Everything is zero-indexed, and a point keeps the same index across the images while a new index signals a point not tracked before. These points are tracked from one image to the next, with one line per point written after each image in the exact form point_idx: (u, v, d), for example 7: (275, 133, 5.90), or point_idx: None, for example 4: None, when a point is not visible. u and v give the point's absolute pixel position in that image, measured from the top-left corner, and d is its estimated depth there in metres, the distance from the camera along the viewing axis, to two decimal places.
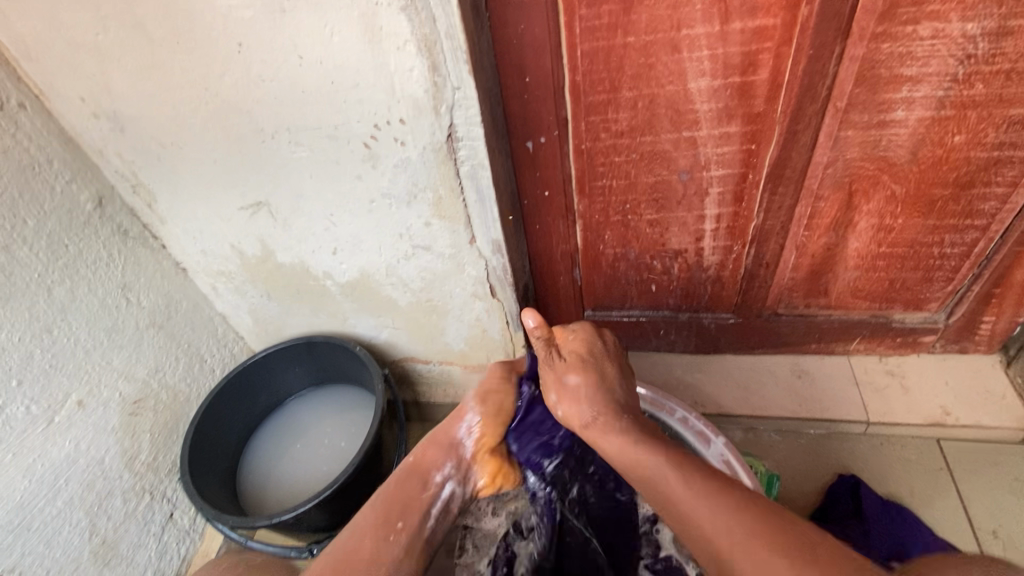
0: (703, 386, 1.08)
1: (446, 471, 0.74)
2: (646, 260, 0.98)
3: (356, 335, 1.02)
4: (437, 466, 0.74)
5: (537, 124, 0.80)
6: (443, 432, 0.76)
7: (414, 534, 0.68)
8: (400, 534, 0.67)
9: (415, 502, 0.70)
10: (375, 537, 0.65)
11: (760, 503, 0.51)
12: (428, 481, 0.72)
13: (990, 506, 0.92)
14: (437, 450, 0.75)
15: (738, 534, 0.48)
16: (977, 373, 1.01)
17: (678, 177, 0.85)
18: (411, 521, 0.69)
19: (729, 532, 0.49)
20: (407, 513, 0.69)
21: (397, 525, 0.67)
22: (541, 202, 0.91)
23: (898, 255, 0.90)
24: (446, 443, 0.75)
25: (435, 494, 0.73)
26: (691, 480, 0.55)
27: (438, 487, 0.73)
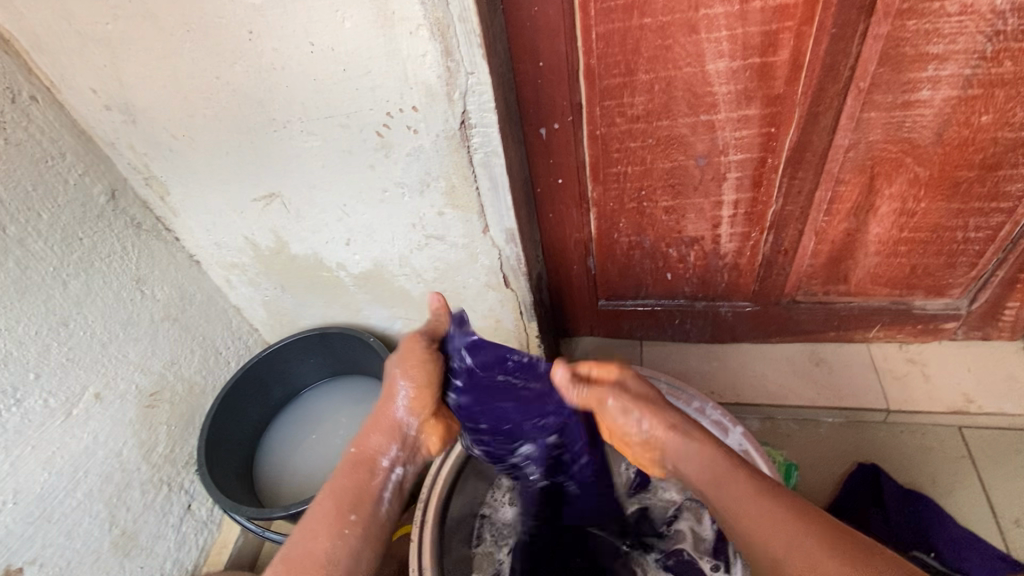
0: (719, 375, 1.07)
1: (392, 453, 0.64)
2: (661, 248, 0.96)
3: (369, 326, 1.02)
4: (381, 449, 0.64)
5: (551, 109, 0.79)
6: (379, 413, 0.67)
7: (375, 523, 0.59)
8: (355, 528, 0.58)
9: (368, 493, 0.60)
10: (327, 532, 0.56)
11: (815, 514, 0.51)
12: (376, 468, 0.63)
13: (1015, 495, 0.90)
14: (377, 432, 0.65)
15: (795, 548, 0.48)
16: (1001, 360, 0.99)
17: (694, 162, 0.83)
18: (366, 511, 0.59)
19: (783, 542, 0.49)
20: (361, 502, 0.60)
21: (351, 517, 0.58)
22: (555, 190, 0.89)
23: (920, 241, 0.88)
24: (389, 426, 0.66)
25: (387, 477, 0.63)
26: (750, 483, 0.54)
27: (387, 472, 0.63)
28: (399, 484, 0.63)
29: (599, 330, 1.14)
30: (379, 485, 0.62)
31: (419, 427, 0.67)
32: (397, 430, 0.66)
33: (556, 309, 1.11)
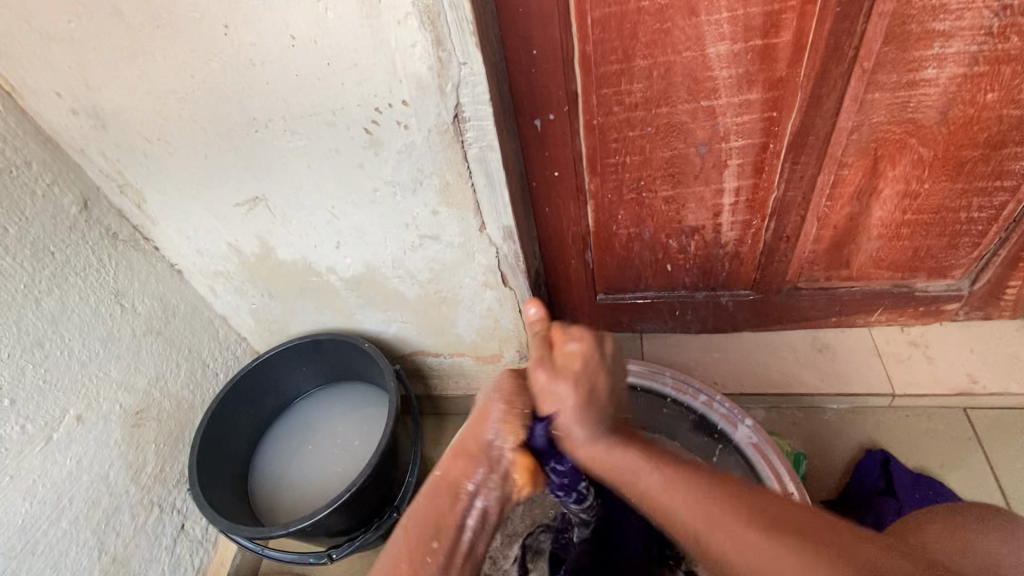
0: (722, 366, 1.05)
1: (477, 478, 0.59)
2: (661, 239, 0.94)
3: (363, 331, 0.98)
4: (466, 476, 0.59)
5: (546, 99, 0.76)
6: (470, 437, 0.61)
7: (455, 556, 0.56)
8: (439, 552, 0.55)
9: (451, 515, 0.57)
10: (412, 561, 0.54)
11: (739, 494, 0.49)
12: (458, 493, 0.59)
13: (1021, 474, 0.90)
14: (461, 460, 0.60)
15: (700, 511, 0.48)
16: (1002, 338, 0.99)
17: (695, 149, 0.81)
18: (448, 538, 0.56)
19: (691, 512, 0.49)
20: (443, 529, 0.56)
21: (432, 545, 0.55)
22: (550, 183, 0.86)
23: (923, 222, 0.87)
24: (473, 452, 0.60)
25: (470, 504, 0.59)
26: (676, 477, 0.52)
27: (471, 497, 0.59)
28: (483, 515, 0.59)
29: (598, 325, 1.12)
30: (462, 511, 0.58)
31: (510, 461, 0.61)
32: (482, 454, 0.60)
33: (554, 305, 1.08)
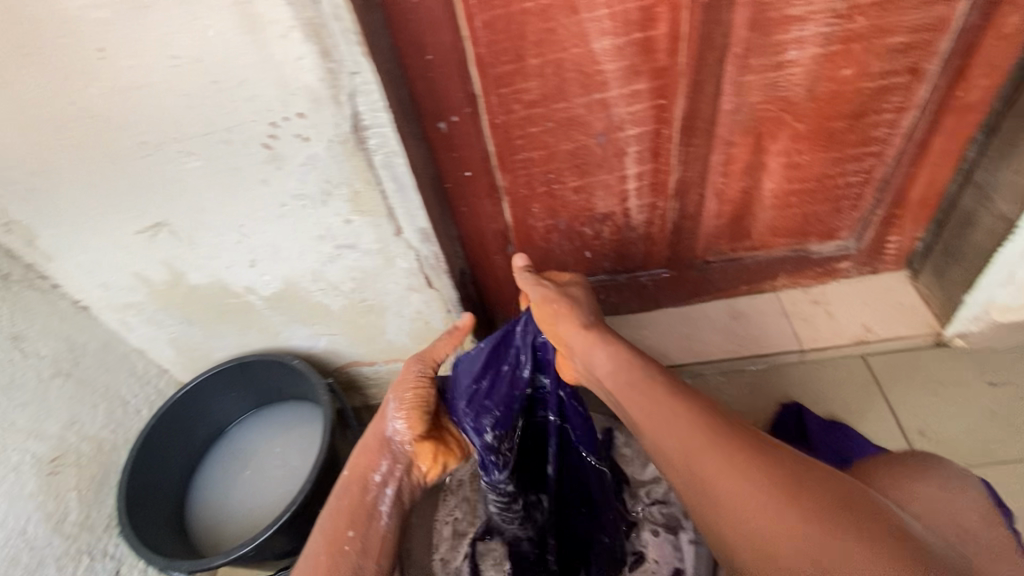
0: (649, 341, 1.11)
1: (383, 469, 0.75)
2: (576, 228, 0.98)
3: (291, 349, 0.97)
4: (372, 468, 0.75)
5: (447, 102, 0.78)
6: (372, 433, 0.78)
7: (368, 543, 0.69)
8: (354, 541, 0.68)
9: (362, 505, 0.72)
10: (329, 553, 0.66)
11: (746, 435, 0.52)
12: (368, 483, 0.74)
13: (916, 410, 1.00)
14: (366, 456, 0.76)
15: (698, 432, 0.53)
16: (889, 288, 1.09)
17: (596, 140, 0.85)
18: (362, 527, 0.70)
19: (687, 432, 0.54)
20: (357, 519, 0.70)
21: (348, 534, 0.68)
22: (463, 183, 0.88)
23: (807, 190, 0.95)
24: (379, 447, 0.77)
25: (382, 494, 0.74)
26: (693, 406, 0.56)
27: (380, 486, 0.74)
28: (394, 499, 0.74)
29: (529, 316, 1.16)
30: (373, 501, 0.72)
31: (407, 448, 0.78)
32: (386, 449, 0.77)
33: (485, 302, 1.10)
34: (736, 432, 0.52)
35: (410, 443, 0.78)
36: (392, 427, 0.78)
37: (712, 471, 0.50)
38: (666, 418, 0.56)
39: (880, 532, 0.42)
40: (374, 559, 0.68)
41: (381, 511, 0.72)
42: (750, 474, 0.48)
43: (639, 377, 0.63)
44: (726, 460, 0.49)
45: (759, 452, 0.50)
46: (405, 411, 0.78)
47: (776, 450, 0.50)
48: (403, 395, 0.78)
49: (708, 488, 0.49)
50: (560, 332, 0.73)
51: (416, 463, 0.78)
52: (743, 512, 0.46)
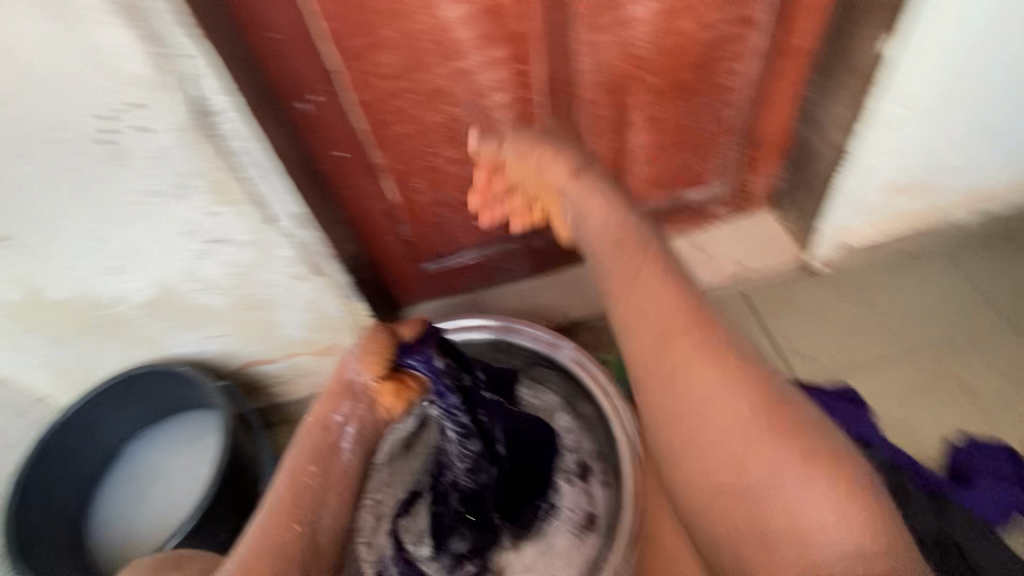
0: (546, 300, 1.17)
1: (345, 410, 0.75)
2: (462, 199, 1.00)
3: (181, 356, 0.93)
4: (335, 408, 0.75)
5: (303, 81, 0.76)
6: (334, 378, 0.76)
7: (331, 476, 0.71)
8: (315, 475, 0.70)
9: (324, 441, 0.72)
10: (294, 483, 0.68)
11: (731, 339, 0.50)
12: (329, 423, 0.74)
13: (789, 334, 1.10)
14: (328, 400, 0.74)
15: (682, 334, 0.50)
16: (759, 227, 1.19)
17: (463, 109, 0.86)
18: (324, 461, 0.71)
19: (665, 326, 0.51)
20: (319, 454, 0.71)
21: (309, 468, 0.70)
22: (338, 164, 0.87)
23: (672, 141, 1.01)
24: (339, 390, 0.75)
25: (343, 432, 0.74)
26: (683, 293, 0.53)
27: (342, 426, 0.74)
28: (356, 437, 0.75)
29: (433, 292, 1.17)
30: (334, 439, 0.73)
31: (370, 388, 0.77)
32: (347, 391, 0.75)
33: (383, 284, 1.10)
34: (726, 338, 0.50)
35: (374, 382, 0.77)
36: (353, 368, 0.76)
37: (712, 448, 0.46)
38: (688, 355, 0.49)
39: (830, 456, 0.44)
40: (335, 494, 0.71)
41: (342, 448, 0.74)
42: (728, 394, 0.47)
43: (642, 259, 0.57)
44: (739, 434, 0.45)
45: (739, 363, 0.48)
46: (365, 351, 0.77)
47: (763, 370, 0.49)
48: (364, 344, 0.77)
49: (683, 400, 0.48)
50: (548, 180, 0.73)
51: (379, 400, 0.77)
52: (737, 481, 0.45)
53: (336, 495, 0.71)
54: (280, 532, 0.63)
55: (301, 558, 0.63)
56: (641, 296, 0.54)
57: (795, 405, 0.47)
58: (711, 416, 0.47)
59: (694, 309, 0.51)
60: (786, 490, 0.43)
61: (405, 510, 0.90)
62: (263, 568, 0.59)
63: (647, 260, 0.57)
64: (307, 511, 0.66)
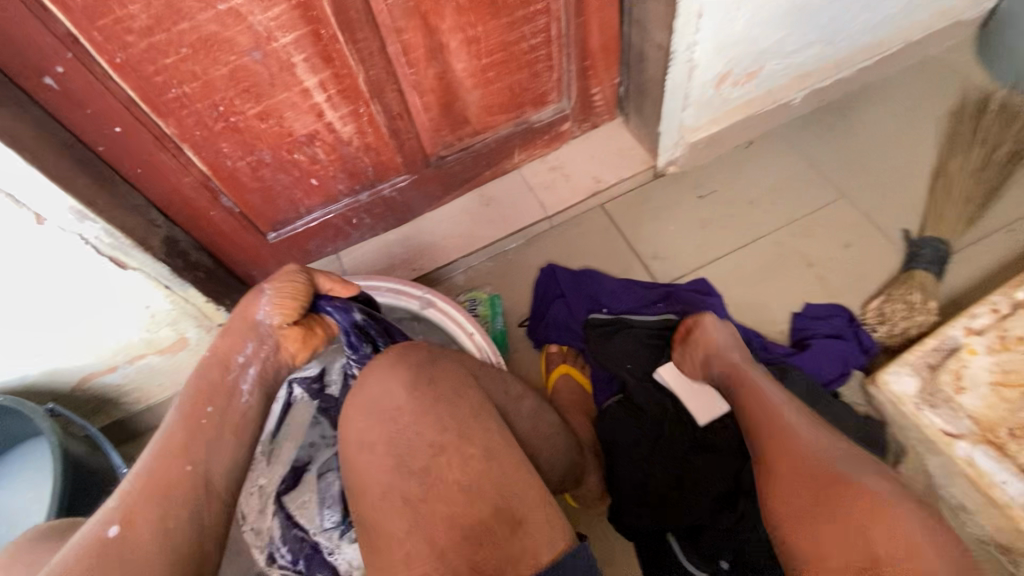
0: (417, 245, 1.15)
1: (247, 350, 0.65)
2: (285, 157, 0.92)
3: (0, 382, 0.85)
4: (235, 348, 0.65)
5: (35, 52, 0.64)
6: (236, 317, 0.66)
7: (228, 415, 0.61)
8: (212, 417, 0.60)
9: (220, 385, 0.63)
10: (184, 427, 0.59)
11: (776, 466, 0.63)
12: (228, 364, 0.64)
13: (649, 237, 1.13)
14: (230, 337, 0.65)
15: (796, 476, 0.61)
16: (610, 137, 1.19)
17: (251, 58, 0.76)
18: (222, 403, 0.62)
19: (789, 479, 0.61)
20: (216, 395, 0.62)
21: (205, 410, 0.60)
22: (119, 142, 0.77)
23: (500, 62, 0.97)
24: (242, 330, 0.65)
25: (242, 371, 0.64)
26: (765, 455, 0.65)
27: (242, 368, 0.65)
28: (258, 378, 0.65)
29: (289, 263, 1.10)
30: (232, 380, 0.64)
31: (278, 332, 0.67)
32: (250, 332, 0.65)
33: (227, 264, 1.02)
34: (795, 467, 0.61)
35: (281, 325, 0.67)
36: (258, 305, 0.66)
37: (796, 501, 0.59)
38: (783, 450, 0.63)
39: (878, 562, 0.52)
40: (232, 434, 0.61)
41: (241, 391, 0.63)
42: (796, 466, 0.61)
43: (771, 403, 0.70)
44: (813, 487, 0.59)
45: (804, 483, 0.60)
46: (279, 294, 0.67)
47: (808, 468, 0.61)
48: (279, 283, 0.68)
49: (773, 485, 0.62)
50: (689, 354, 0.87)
51: (285, 347, 0.68)
52: (803, 531, 0.57)
53: (232, 438, 0.61)
54: (165, 475, 0.55)
55: (188, 505, 0.54)
56: (754, 406, 0.71)
57: (829, 476, 0.59)
58: (788, 487, 0.61)
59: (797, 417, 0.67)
60: (821, 538, 0.55)
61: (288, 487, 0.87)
62: (148, 515, 0.52)
63: (772, 402, 0.70)
64: (199, 451, 0.57)
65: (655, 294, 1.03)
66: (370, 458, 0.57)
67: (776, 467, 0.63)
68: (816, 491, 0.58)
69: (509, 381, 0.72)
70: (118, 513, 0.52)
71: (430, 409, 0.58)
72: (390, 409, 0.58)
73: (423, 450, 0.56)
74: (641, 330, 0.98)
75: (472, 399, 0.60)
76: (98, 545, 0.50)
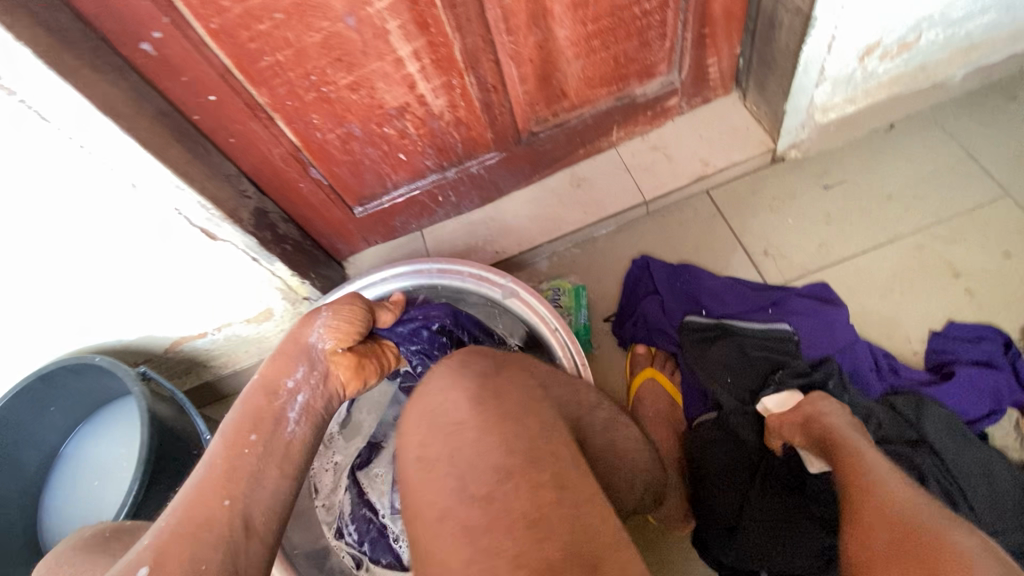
0: (501, 227, 1.09)
1: (298, 375, 0.63)
2: (375, 130, 0.88)
3: (102, 342, 0.88)
4: (285, 373, 0.62)
5: (132, 16, 0.62)
6: (290, 338, 0.66)
7: (275, 444, 0.57)
8: (256, 447, 0.56)
9: (268, 412, 0.59)
10: (227, 456, 0.54)
11: (861, 521, 0.59)
12: (278, 390, 0.61)
13: (758, 231, 1.01)
14: (280, 362, 0.63)
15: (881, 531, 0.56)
16: (723, 115, 1.06)
17: (344, 24, 0.72)
18: (267, 429, 0.58)
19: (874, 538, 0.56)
20: (261, 423, 0.58)
21: (251, 437, 0.56)
22: (214, 111, 0.75)
23: (607, 29, 0.87)
24: (293, 353, 0.64)
25: (292, 398, 0.61)
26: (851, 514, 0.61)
27: (291, 394, 0.61)
28: (305, 409, 0.61)
29: (374, 238, 1.09)
30: (280, 407, 0.60)
31: (329, 357, 0.67)
32: (301, 354, 0.65)
33: (314, 236, 1.02)
34: (880, 524, 0.57)
35: (335, 351, 0.68)
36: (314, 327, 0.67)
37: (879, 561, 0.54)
38: (870, 510, 0.59)
39: None
40: (276, 466, 0.56)
41: (288, 418, 0.60)
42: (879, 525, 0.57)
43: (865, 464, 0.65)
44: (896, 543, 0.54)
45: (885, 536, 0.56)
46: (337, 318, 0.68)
47: (894, 524, 0.56)
48: (339, 310, 0.70)
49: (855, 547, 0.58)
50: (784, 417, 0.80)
51: (334, 374, 0.67)
52: None
53: (276, 468, 0.56)
54: (201, 512, 0.50)
55: (223, 548, 0.49)
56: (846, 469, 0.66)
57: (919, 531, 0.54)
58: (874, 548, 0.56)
59: (889, 480, 0.62)
60: None
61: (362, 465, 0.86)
62: (177, 551, 0.47)
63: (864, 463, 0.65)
64: (240, 486, 0.52)
65: (765, 298, 0.92)
66: (426, 479, 0.51)
67: (863, 522, 0.59)
68: (901, 542, 0.54)
69: (582, 390, 0.65)
70: (154, 549, 0.47)
71: (495, 431, 0.51)
72: (452, 423, 0.53)
73: (487, 473, 0.49)
74: (746, 339, 0.88)
75: (543, 418, 0.54)
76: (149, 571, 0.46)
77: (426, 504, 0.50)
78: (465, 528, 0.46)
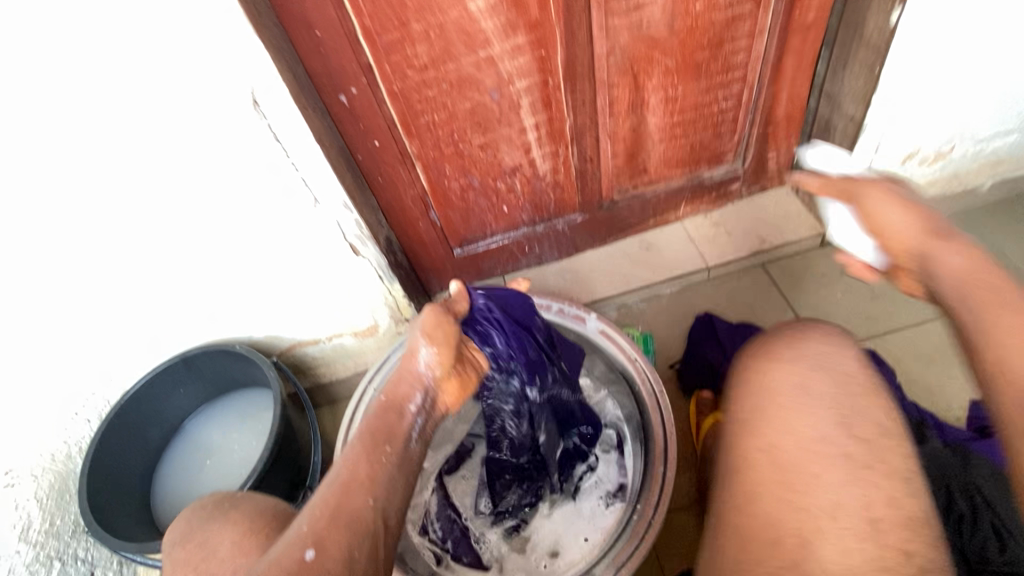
0: (577, 279, 1.23)
1: (418, 401, 0.67)
2: (490, 184, 1.06)
3: (234, 337, 1.02)
4: (407, 398, 0.67)
5: (343, 74, 0.82)
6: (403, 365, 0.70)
7: (404, 456, 0.62)
8: (392, 457, 0.61)
9: (398, 427, 0.64)
10: (369, 462, 0.60)
11: None
12: (403, 409, 0.66)
13: (809, 302, 1.13)
14: (400, 384, 0.68)
15: None
16: (779, 201, 1.22)
17: (489, 97, 0.92)
18: (400, 446, 0.63)
19: None
20: (394, 437, 0.63)
21: (387, 448, 0.62)
22: (375, 153, 0.93)
23: (689, 120, 1.06)
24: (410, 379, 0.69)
25: (414, 421, 0.66)
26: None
27: (415, 416, 0.67)
28: (423, 433, 0.66)
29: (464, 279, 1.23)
30: (409, 424, 0.65)
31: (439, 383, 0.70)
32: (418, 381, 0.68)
33: (417, 269, 1.17)
34: None
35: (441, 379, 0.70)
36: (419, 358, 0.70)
37: None
38: None
39: None
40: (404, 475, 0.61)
41: (411, 436, 0.65)
42: None
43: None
44: None
45: None
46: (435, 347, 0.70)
47: None
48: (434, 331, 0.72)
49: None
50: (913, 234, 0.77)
51: (443, 399, 0.70)
52: None
53: (403, 475, 0.61)
54: (350, 505, 0.56)
55: (369, 538, 0.54)
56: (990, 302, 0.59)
57: None
58: None
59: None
60: None
61: (449, 472, 0.95)
62: (331, 536, 0.53)
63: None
64: (381, 488, 0.58)
65: None
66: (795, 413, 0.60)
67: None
68: None
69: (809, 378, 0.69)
70: (310, 535, 0.53)
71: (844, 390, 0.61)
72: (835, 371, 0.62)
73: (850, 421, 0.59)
74: None
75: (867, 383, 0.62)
76: (312, 550, 0.52)
77: (790, 433, 0.59)
78: (845, 450, 0.57)
